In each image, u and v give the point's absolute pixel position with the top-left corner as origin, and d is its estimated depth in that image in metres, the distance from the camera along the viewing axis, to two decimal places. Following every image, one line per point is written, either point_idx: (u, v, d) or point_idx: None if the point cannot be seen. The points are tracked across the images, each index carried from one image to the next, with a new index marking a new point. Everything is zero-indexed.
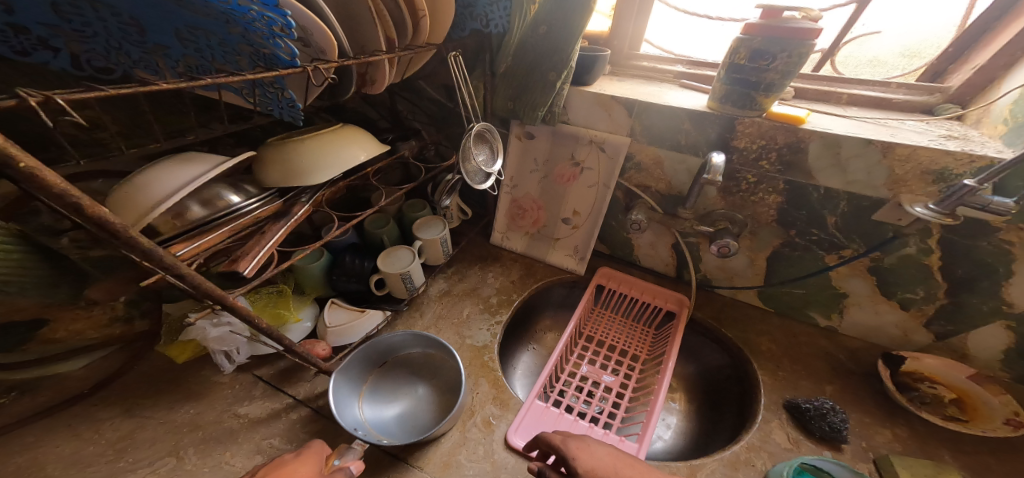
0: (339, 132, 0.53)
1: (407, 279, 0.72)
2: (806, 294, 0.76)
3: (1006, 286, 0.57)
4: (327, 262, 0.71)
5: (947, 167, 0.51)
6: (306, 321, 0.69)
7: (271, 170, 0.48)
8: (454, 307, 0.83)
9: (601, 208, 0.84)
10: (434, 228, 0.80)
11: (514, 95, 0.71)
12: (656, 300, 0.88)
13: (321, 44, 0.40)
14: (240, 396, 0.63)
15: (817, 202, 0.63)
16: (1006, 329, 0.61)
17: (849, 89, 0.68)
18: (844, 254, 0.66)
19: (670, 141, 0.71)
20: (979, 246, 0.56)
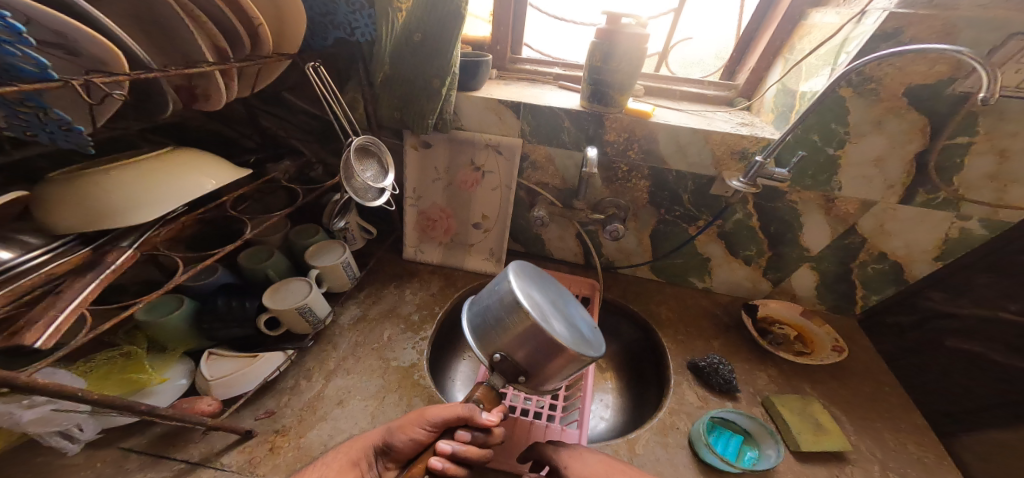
0: (167, 159, 0.49)
1: (307, 312, 0.68)
2: (684, 262, 0.90)
3: (801, 235, 0.74)
4: (193, 307, 0.62)
5: (744, 148, 0.65)
6: (179, 379, 0.60)
7: (66, 213, 0.41)
8: (371, 330, 0.80)
9: (506, 210, 0.89)
10: (333, 254, 0.77)
11: (399, 105, 0.71)
12: (572, 288, 0.95)
13: (99, 53, 0.35)
14: (107, 476, 0.53)
15: (678, 185, 0.75)
16: (812, 270, 0.80)
17: (678, 86, 0.82)
18: (700, 224, 0.80)
19: (556, 139, 0.78)
20: (781, 208, 0.71)
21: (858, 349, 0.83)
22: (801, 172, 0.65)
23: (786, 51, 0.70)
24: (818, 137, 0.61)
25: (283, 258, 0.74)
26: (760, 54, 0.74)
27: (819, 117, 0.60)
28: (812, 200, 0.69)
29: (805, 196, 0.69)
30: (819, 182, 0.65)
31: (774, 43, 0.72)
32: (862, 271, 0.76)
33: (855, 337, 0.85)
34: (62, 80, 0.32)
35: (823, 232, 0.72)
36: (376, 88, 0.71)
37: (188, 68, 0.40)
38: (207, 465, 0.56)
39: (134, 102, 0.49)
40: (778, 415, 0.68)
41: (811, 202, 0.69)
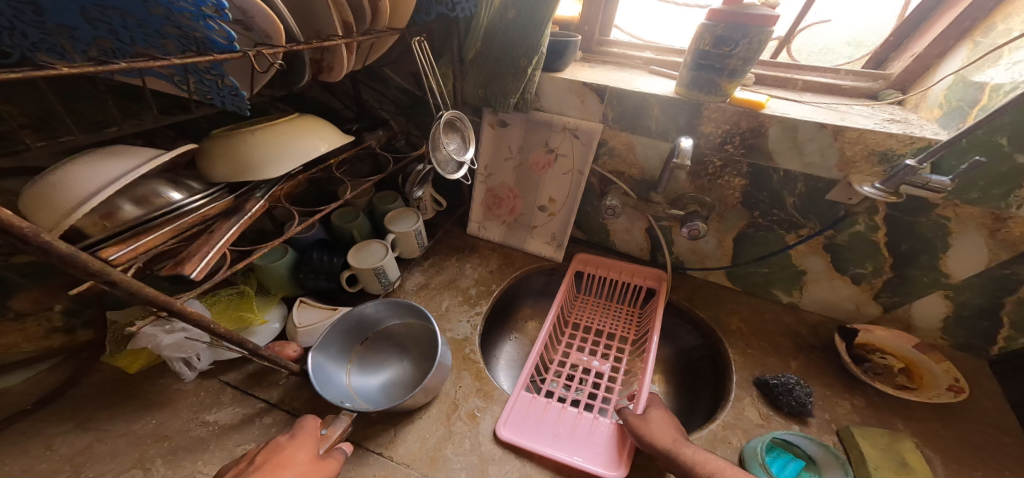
0: (297, 121, 0.51)
1: (382, 273, 0.71)
2: (770, 273, 0.80)
3: (945, 259, 0.62)
4: (292, 259, 0.68)
5: (890, 148, 0.54)
6: (273, 322, 0.66)
7: (219, 166, 0.45)
8: (432, 300, 0.82)
9: (576, 194, 0.85)
10: (407, 221, 0.79)
11: (486, 82, 0.69)
12: (636, 279, 0.90)
13: (265, 27, 0.38)
14: (207, 404, 0.61)
15: (778, 183, 0.65)
16: (945, 298, 0.67)
17: (802, 75, 0.71)
18: (802, 233, 0.70)
19: (640, 126, 0.71)
20: (920, 223, 0.60)
21: (983, 397, 0.70)
22: (966, 184, 0.54)
23: (977, 33, 0.56)
24: (1006, 142, 0.49)
25: (367, 220, 0.77)
26: (936, 36, 0.60)
27: (1015, 117, 0.47)
28: (975, 217, 0.56)
29: (964, 212, 0.57)
30: (990, 197, 0.53)
31: (959, 24, 0.58)
32: (1017, 307, 0.62)
33: (982, 383, 0.71)
34: (241, 51, 0.36)
35: (975, 259, 0.60)
36: (469, 66, 0.69)
37: (326, 41, 0.41)
38: (281, 407, 0.62)
39: (278, 73, 0.52)
40: (856, 450, 0.60)
41: (972, 220, 0.57)
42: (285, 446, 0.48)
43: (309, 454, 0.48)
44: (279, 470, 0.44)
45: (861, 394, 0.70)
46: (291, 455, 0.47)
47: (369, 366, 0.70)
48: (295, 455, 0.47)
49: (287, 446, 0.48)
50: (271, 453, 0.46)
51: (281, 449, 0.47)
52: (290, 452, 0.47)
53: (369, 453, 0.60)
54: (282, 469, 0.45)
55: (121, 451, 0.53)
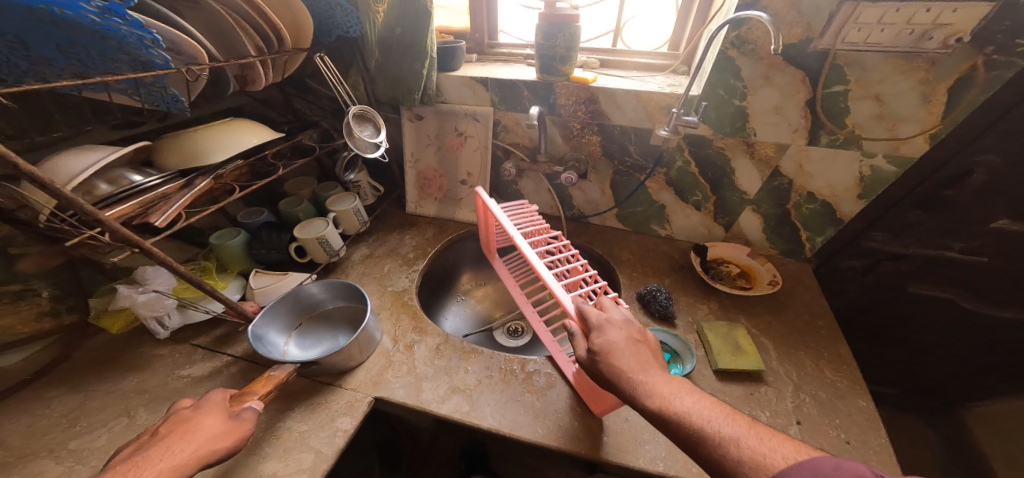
0: (231, 124, 0.71)
1: (325, 243, 0.89)
2: (644, 211, 1.01)
3: (738, 180, 0.85)
4: (244, 239, 0.86)
5: (668, 103, 0.77)
6: (235, 291, 0.83)
7: (171, 157, 0.63)
8: (376, 265, 1.00)
9: (485, 167, 1.05)
10: (346, 201, 0.97)
11: (391, 84, 0.88)
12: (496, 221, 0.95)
13: (191, 52, 0.55)
14: (182, 362, 0.77)
15: (619, 137, 0.87)
16: (754, 212, 0.90)
17: (630, 57, 0.93)
18: (647, 172, 0.91)
19: (518, 106, 0.91)
20: (711, 153, 0.83)
21: (802, 288, 0.91)
22: (719, 123, 0.78)
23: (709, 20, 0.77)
24: (723, 92, 0.74)
25: (310, 206, 0.95)
26: (693, 23, 0.83)
27: (722, 74, 0.73)
28: (735, 146, 0.81)
29: (729, 143, 0.81)
30: (737, 129, 0.77)
31: (700, 15, 0.81)
32: (799, 212, 0.87)
33: (805, 279, 0.93)
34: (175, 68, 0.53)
35: (753, 176, 0.84)
36: (375, 74, 0.88)
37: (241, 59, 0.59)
38: (246, 359, 0.78)
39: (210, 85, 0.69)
40: (707, 341, 0.79)
41: (735, 148, 0.81)
42: (187, 415, 0.54)
43: (220, 414, 0.55)
44: (184, 432, 0.51)
45: (714, 298, 0.90)
46: (193, 420, 0.53)
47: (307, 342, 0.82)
48: (198, 419, 0.53)
49: (189, 415, 0.54)
50: (174, 424, 0.52)
51: (186, 416, 0.53)
52: (192, 418, 0.53)
53: (323, 384, 0.77)
54: (188, 430, 0.51)
55: (110, 402, 0.68)
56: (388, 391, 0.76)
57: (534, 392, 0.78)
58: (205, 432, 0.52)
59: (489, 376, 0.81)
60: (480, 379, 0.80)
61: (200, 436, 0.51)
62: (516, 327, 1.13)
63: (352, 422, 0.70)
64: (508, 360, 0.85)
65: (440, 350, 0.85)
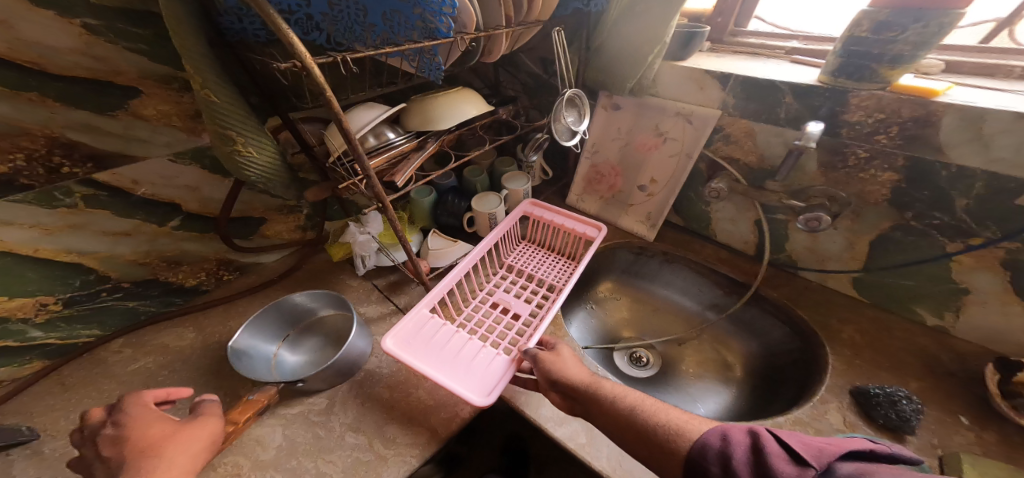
0: (461, 93, 0.69)
1: (494, 219, 0.88)
2: (916, 286, 0.73)
3: None
4: (433, 199, 0.89)
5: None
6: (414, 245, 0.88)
7: (412, 119, 0.64)
8: (530, 255, 0.98)
9: (680, 177, 0.88)
10: (519, 181, 0.94)
11: (605, 68, 0.77)
12: (577, 229, 0.92)
13: (464, 20, 0.52)
14: (363, 299, 0.86)
15: (948, 182, 0.60)
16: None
17: (1019, 62, 0.66)
18: (974, 242, 0.63)
19: (768, 114, 0.71)
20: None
21: None
22: None
23: None
24: None
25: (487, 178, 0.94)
26: None
27: None
28: None
29: None
30: None
31: None
32: None
33: None
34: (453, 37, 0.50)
35: None
36: (598, 60, 0.78)
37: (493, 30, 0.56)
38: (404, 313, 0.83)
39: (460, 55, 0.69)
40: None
41: None
42: (119, 449, 0.45)
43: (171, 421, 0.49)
44: (157, 451, 0.44)
45: (1005, 436, 0.59)
46: (163, 436, 0.46)
47: (300, 346, 0.79)
48: (163, 435, 0.46)
49: (116, 451, 0.45)
50: (132, 451, 0.44)
51: (116, 449, 0.45)
52: (147, 436, 0.46)
53: None
54: (160, 447, 0.44)
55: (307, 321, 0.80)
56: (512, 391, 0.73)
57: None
58: (168, 443, 0.45)
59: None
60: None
61: (187, 437, 0.47)
62: (641, 355, 0.98)
63: (469, 412, 0.67)
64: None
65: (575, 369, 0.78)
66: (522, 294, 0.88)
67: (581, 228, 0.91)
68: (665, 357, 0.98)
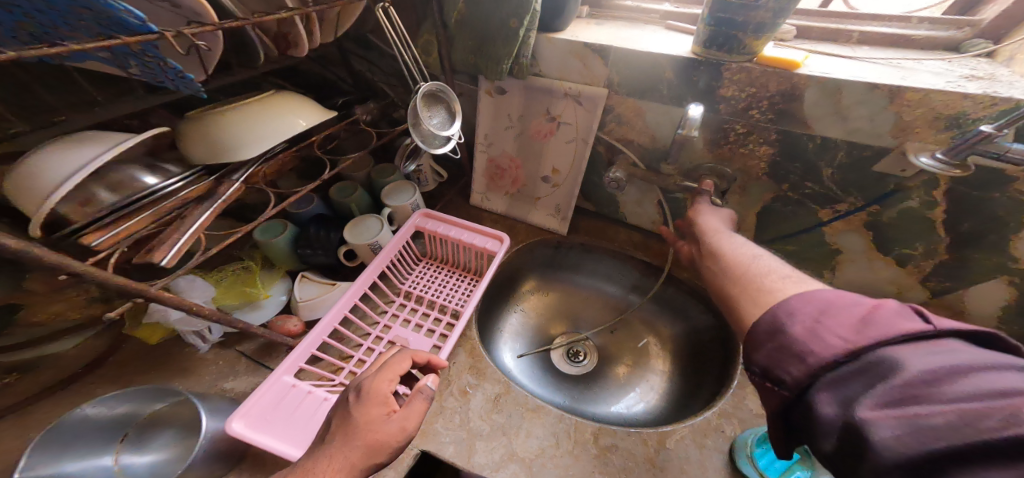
0: (271, 100, 0.51)
1: (377, 247, 0.74)
2: (799, 250, 0.76)
3: (1015, 240, 0.56)
4: (292, 234, 0.70)
5: (963, 111, 0.47)
6: (279, 295, 0.72)
7: (196, 146, 0.46)
8: (432, 274, 0.85)
9: (581, 164, 0.81)
10: (404, 194, 0.81)
11: (475, 47, 0.63)
12: (475, 241, 0.80)
13: (194, 7, 0.39)
14: (226, 372, 0.67)
15: (815, 155, 0.59)
16: (1008, 284, 0.61)
17: (858, 26, 0.65)
18: (840, 208, 0.64)
19: (652, 91, 0.64)
20: (990, 197, 0.54)
21: None
22: None
23: None
24: None
25: (365, 194, 0.79)
26: None
27: None
28: None
29: None
30: None
31: None
32: None
33: None
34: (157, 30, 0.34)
35: None
36: (458, 40, 0.64)
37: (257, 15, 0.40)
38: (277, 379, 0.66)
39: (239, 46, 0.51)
40: None
41: None
42: (369, 405, 0.42)
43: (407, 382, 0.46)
44: (352, 420, 0.41)
45: None
46: (370, 404, 0.42)
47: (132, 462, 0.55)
48: (379, 397, 0.43)
49: (371, 407, 0.42)
50: (360, 410, 0.42)
51: (372, 407, 0.42)
52: (378, 400, 0.42)
53: None
54: (361, 416, 0.41)
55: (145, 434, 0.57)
56: (436, 447, 0.63)
57: (607, 473, 0.61)
58: (373, 405, 0.42)
59: (554, 446, 0.65)
60: (543, 448, 0.65)
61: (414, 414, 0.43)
62: (580, 350, 0.96)
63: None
64: (576, 426, 0.67)
65: (498, 402, 0.71)
66: (422, 327, 0.76)
67: (486, 244, 0.79)
68: (602, 349, 0.96)
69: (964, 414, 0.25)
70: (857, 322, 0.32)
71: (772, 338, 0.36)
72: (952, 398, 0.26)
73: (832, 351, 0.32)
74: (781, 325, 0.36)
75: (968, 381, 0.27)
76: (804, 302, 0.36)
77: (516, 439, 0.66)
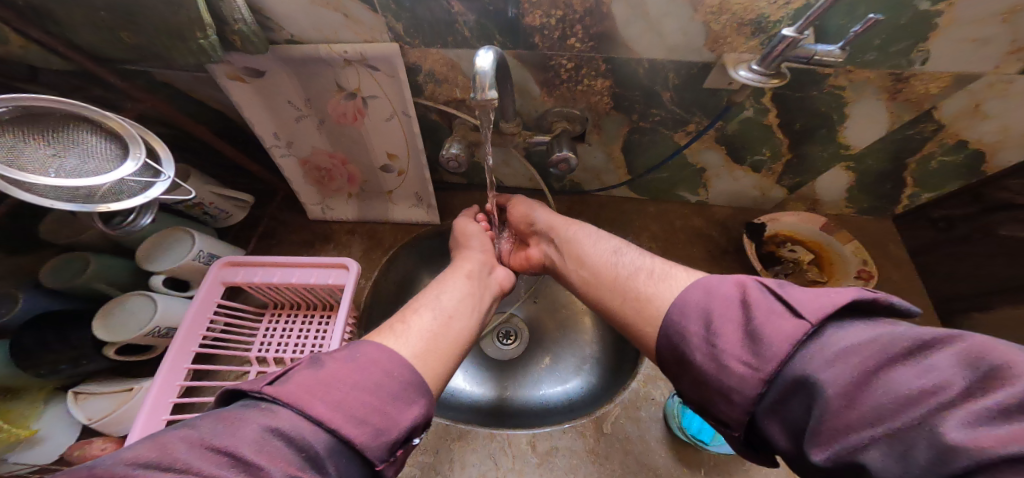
0: None
1: (162, 332, 0.56)
2: (671, 176, 0.71)
3: (842, 130, 0.53)
4: (3, 353, 0.48)
5: (761, 14, 0.39)
6: (47, 431, 0.50)
7: None
8: (283, 322, 0.67)
9: (416, 142, 0.64)
10: (182, 245, 0.60)
11: (136, 18, 0.41)
12: (315, 278, 0.62)
13: None
14: None
15: (648, 79, 0.49)
16: (847, 170, 0.61)
17: None
18: (690, 130, 0.57)
19: (450, 33, 0.48)
20: (810, 96, 0.49)
21: (885, 262, 0.70)
22: (861, 46, 0.42)
23: None
24: None
25: (108, 260, 0.58)
26: None
27: None
28: (870, 81, 0.46)
29: (859, 78, 0.46)
30: (889, 56, 0.42)
31: None
32: (919, 167, 0.58)
33: (884, 247, 0.71)
34: None
35: (871, 122, 0.51)
36: (142, 13, 0.41)
37: None
38: None
39: None
40: None
41: (868, 84, 0.46)
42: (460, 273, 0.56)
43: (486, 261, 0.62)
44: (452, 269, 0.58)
45: None
46: (451, 279, 0.54)
47: None
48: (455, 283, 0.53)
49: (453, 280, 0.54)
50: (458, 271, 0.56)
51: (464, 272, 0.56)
52: (456, 280, 0.54)
53: None
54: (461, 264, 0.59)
55: None
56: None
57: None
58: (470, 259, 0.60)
59: (495, 469, 0.57)
60: (484, 473, 0.56)
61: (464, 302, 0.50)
62: (509, 331, 0.88)
63: None
64: (510, 440, 0.59)
65: (421, 439, 0.58)
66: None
67: (330, 281, 0.61)
68: (533, 324, 0.89)
69: (877, 437, 0.22)
70: (748, 338, 0.31)
71: (686, 372, 0.35)
72: (858, 417, 0.23)
73: (752, 384, 0.29)
74: (684, 354, 0.35)
75: (876, 387, 0.24)
76: (692, 315, 0.36)
77: (452, 475, 0.56)
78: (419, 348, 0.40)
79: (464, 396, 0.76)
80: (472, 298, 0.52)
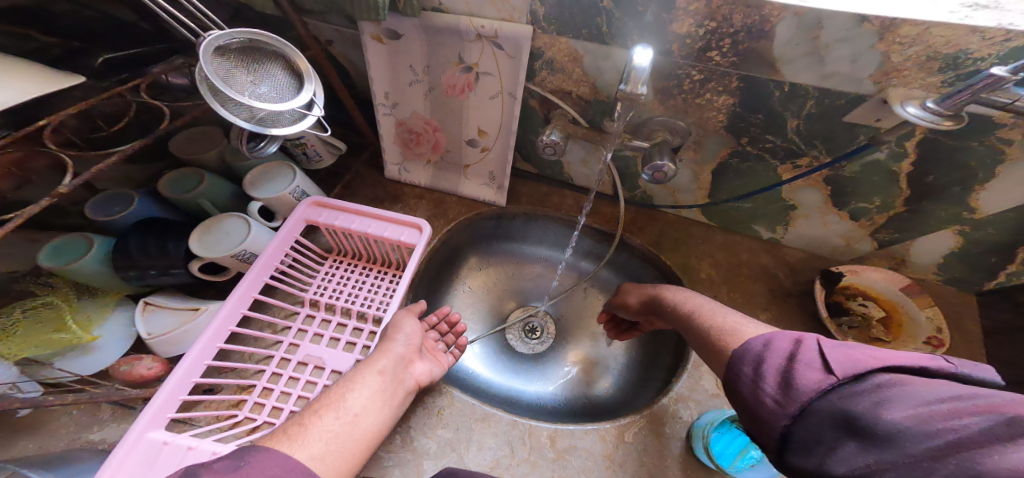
0: None
1: (246, 257, 0.57)
2: (753, 208, 0.70)
3: (979, 191, 0.52)
4: (104, 251, 0.51)
5: (965, 48, 0.39)
6: (111, 334, 0.52)
7: None
8: (343, 270, 0.68)
9: (511, 124, 0.65)
10: (280, 180, 0.62)
11: None
12: (388, 233, 0.64)
13: None
14: (87, 422, 0.52)
15: (779, 103, 0.49)
16: (957, 234, 0.59)
17: None
18: (800, 163, 0.57)
19: (587, 26, 0.49)
20: (965, 147, 0.47)
21: (960, 339, 0.65)
22: None
23: None
24: None
25: (217, 181, 0.60)
26: None
27: None
28: None
29: None
30: None
31: None
32: None
33: (961, 322, 0.67)
34: None
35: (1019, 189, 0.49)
36: None
37: None
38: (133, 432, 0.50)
39: None
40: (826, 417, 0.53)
41: None
42: (376, 363, 0.51)
43: (406, 350, 0.55)
44: (372, 356, 0.52)
45: None
46: (362, 373, 0.49)
47: None
48: (367, 377, 0.49)
49: (364, 371, 0.50)
50: (375, 363, 0.51)
51: (376, 365, 0.51)
52: (363, 375, 0.49)
53: None
54: (371, 356, 0.53)
55: None
56: (378, 476, 0.52)
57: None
58: (384, 351, 0.53)
59: (510, 457, 0.56)
60: (498, 459, 0.55)
61: (379, 400, 0.47)
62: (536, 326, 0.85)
63: None
64: (531, 430, 0.58)
65: (444, 416, 0.58)
66: (339, 341, 0.60)
67: (403, 238, 0.63)
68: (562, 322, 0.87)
69: (899, 463, 0.25)
70: (790, 367, 0.33)
71: (728, 386, 0.37)
72: (890, 448, 0.26)
73: (776, 406, 0.32)
74: (731, 370, 0.37)
75: (915, 425, 0.26)
76: (747, 341, 0.38)
77: (467, 456, 0.55)
78: (320, 450, 0.39)
79: (480, 382, 0.74)
80: (386, 392, 0.48)
